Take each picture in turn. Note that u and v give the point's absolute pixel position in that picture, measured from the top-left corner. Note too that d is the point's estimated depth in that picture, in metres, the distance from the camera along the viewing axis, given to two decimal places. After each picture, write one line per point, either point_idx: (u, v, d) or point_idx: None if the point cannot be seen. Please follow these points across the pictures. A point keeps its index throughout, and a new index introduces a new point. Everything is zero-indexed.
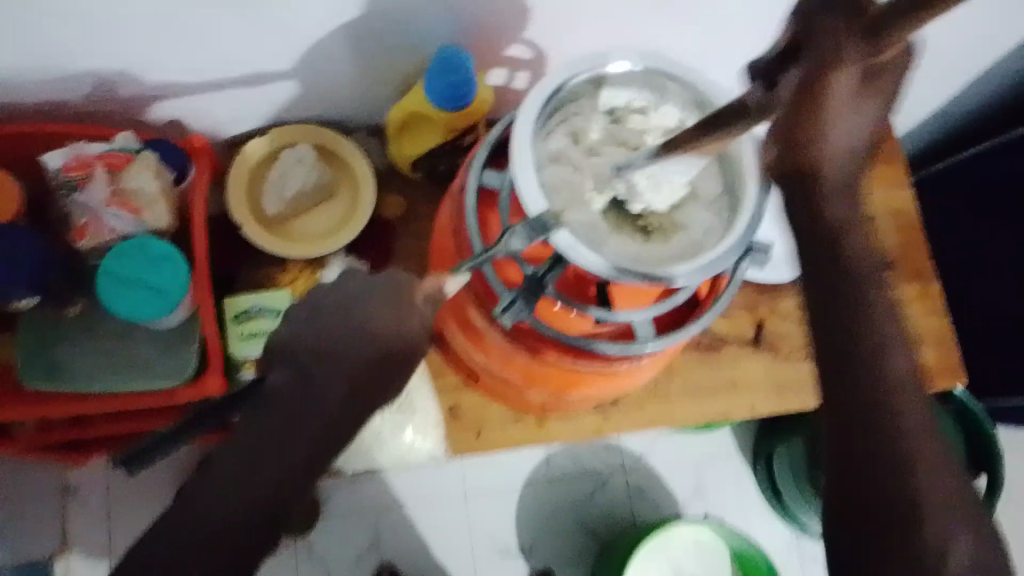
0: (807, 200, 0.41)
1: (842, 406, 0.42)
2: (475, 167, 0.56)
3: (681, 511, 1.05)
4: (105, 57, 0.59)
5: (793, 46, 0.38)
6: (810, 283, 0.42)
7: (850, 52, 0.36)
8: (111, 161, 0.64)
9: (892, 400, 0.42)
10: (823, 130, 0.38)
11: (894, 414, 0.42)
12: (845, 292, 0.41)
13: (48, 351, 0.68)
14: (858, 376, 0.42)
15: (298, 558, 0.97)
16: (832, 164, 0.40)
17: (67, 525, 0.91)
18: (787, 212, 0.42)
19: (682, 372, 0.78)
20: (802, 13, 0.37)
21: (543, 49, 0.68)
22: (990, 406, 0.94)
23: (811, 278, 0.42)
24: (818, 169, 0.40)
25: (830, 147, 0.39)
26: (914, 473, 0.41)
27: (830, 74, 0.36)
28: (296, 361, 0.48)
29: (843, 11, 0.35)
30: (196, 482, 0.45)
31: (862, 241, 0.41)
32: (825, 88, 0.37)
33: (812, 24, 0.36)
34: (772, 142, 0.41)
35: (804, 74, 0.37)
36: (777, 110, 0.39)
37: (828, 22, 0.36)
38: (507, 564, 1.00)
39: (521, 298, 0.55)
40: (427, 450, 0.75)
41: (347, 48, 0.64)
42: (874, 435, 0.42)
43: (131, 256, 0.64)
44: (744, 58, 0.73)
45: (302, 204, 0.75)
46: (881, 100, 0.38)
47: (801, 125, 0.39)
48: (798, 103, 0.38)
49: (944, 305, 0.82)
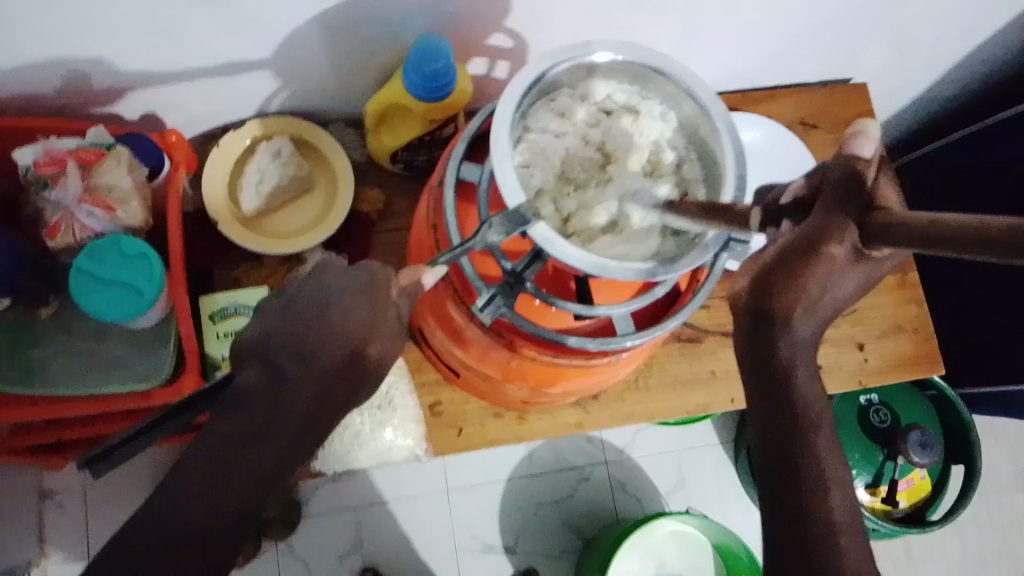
0: (770, 327, 0.44)
1: (777, 481, 0.44)
2: (454, 160, 0.56)
3: (664, 504, 1.05)
4: (76, 47, 0.58)
5: (808, 205, 0.42)
6: (756, 397, 0.46)
7: (851, 235, 0.38)
8: (83, 157, 0.63)
9: (819, 461, 0.44)
10: (806, 283, 0.41)
11: (819, 472, 0.44)
12: (786, 395, 0.45)
13: (21, 352, 0.67)
14: (790, 438, 0.45)
15: (280, 558, 0.96)
16: (805, 310, 0.43)
17: (43, 530, 0.90)
18: (744, 336, 0.45)
19: (663, 364, 0.78)
20: (836, 182, 0.40)
21: (522, 39, 0.67)
22: (966, 393, 0.95)
23: (752, 363, 0.45)
24: (793, 312, 0.43)
25: (804, 304, 0.42)
26: (834, 519, 0.43)
27: (825, 243, 0.39)
28: (269, 357, 0.46)
29: (852, 197, 0.39)
30: (168, 481, 0.44)
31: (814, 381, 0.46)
32: (816, 258, 0.40)
33: (833, 194, 0.40)
34: (755, 276, 0.44)
35: (802, 236, 0.40)
36: (771, 254, 0.43)
37: (843, 195, 0.39)
38: (490, 559, 1.00)
39: (501, 292, 0.54)
40: (408, 447, 0.74)
41: (324, 38, 0.63)
42: (797, 481, 0.44)
43: (104, 254, 0.63)
44: (722, 50, 0.73)
45: (279, 200, 0.74)
46: (865, 278, 0.42)
47: (778, 282, 0.42)
48: (788, 255, 0.41)
49: (921, 294, 0.83)
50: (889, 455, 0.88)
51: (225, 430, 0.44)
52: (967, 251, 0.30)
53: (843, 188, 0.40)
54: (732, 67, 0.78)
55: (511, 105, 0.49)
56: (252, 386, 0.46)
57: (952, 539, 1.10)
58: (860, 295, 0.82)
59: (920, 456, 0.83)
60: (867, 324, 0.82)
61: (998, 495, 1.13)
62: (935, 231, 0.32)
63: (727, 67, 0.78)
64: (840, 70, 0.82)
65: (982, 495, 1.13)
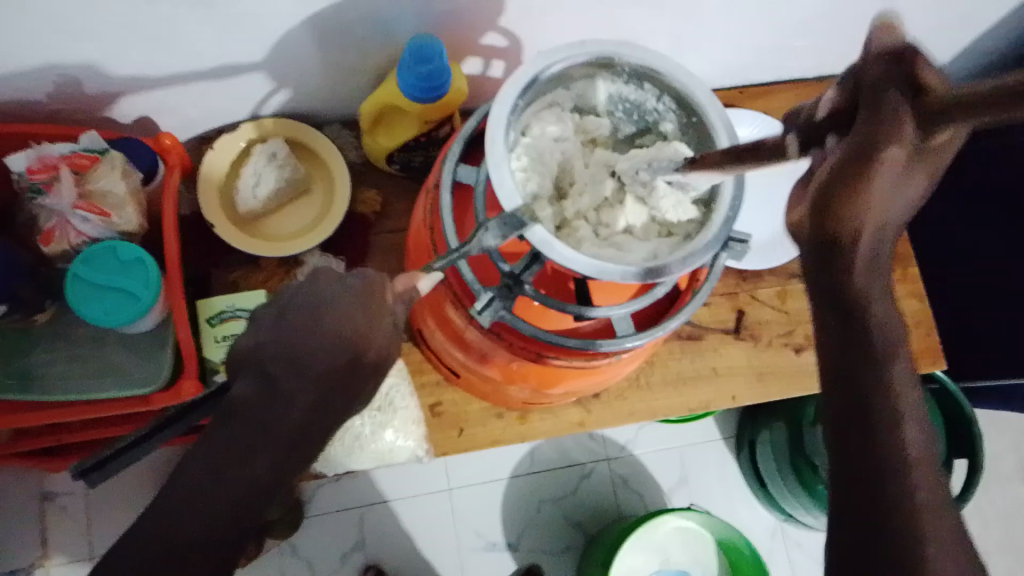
0: (834, 257, 0.38)
1: (852, 442, 0.39)
2: (449, 162, 0.55)
3: (666, 500, 1.05)
4: (66, 52, 0.58)
5: (850, 108, 0.35)
6: (827, 329, 0.40)
7: (908, 123, 0.32)
8: (76, 162, 0.62)
9: (900, 422, 0.39)
10: (865, 198, 0.35)
11: (899, 433, 0.38)
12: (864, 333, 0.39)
13: (18, 359, 0.67)
14: (862, 379, 0.39)
15: (283, 559, 0.96)
16: (873, 232, 0.37)
17: (46, 533, 0.90)
18: (807, 275, 0.40)
19: (664, 363, 0.78)
20: (868, 73, 0.34)
21: (517, 37, 0.67)
22: (969, 386, 0.95)
23: (819, 292, 0.39)
24: (852, 241, 0.37)
25: (871, 218, 0.36)
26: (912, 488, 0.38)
27: (881, 148, 0.33)
28: (263, 368, 0.46)
29: (901, 83, 0.33)
30: (165, 490, 0.44)
31: (891, 309, 0.40)
32: (871, 173, 0.34)
33: (875, 92, 0.33)
34: (805, 199, 0.38)
35: (831, 146, 0.36)
36: (818, 172, 0.37)
37: (891, 94, 0.33)
38: (494, 557, 1.00)
39: (500, 295, 0.54)
40: (409, 449, 0.74)
41: (317, 40, 0.62)
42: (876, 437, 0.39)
43: (100, 260, 0.63)
44: (719, 45, 0.73)
45: (275, 201, 0.74)
46: (928, 177, 0.36)
47: (836, 201, 0.35)
48: (840, 173, 0.34)
49: (923, 288, 0.82)
50: None
51: (221, 439, 0.44)
52: (992, 115, 0.30)
53: (881, 79, 0.33)
54: (730, 63, 0.77)
55: (507, 107, 0.49)
56: (248, 394, 0.45)
57: None
58: None
59: None
60: None
61: (1002, 486, 1.13)
62: (969, 100, 0.31)
63: (724, 63, 0.77)
64: (839, 64, 0.81)
65: (986, 487, 1.12)
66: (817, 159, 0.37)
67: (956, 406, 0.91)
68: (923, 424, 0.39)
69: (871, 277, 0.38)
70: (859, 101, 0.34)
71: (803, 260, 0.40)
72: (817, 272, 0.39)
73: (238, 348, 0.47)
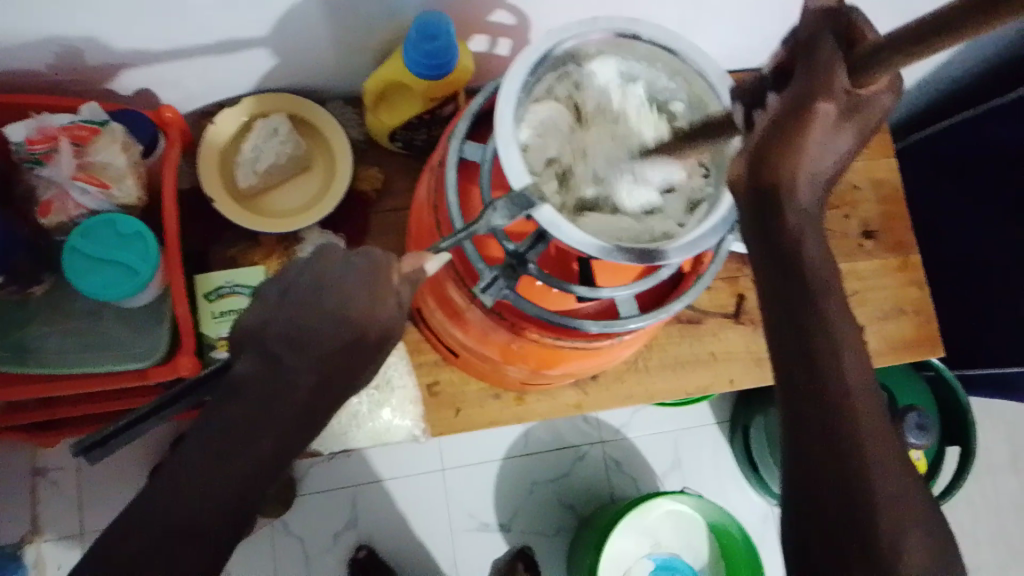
0: (773, 219, 0.42)
1: (807, 426, 0.42)
2: (456, 139, 0.55)
3: (659, 483, 1.06)
4: (68, 23, 0.57)
5: (783, 71, 0.41)
6: (770, 299, 0.43)
7: (840, 77, 0.38)
8: (75, 133, 0.61)
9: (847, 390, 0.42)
10: (799, 148, 0.40)
11: (850, 402, 0.42)
12: (812, 313, 0.42)
13: (14, 332, 0.66)
14: (814, 360, 0.42)
15: (276, 536, 0.96)
16: (804, 183, 0.41)
17: (38, 508, 0.89)
18: (744, 223, 0.44)
19: (663, 346, 0.78)
20: (805, 32, 0.39)
21: (525, 15, 0.66)
22: (961, 375, 0.95)
23: (765, 257, 0.43)
24: (789, 193, 0.41)
25: (805, 171, 0.41)
26: (871, 469, 0.41)
27: (817, 99, 0.39)
28: (265, 344, 0.46)
29: (835, 36, 0.39)
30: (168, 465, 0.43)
31: (830, 270, 0.43)
32: (811, 115, 0.39)
33: (810, 45, 0.39)
34: (744, 158, 0.42)
35: (791, 98, 0.39)
36: (756, 129, 0.42)
37: (825, 44, 0.38)
38: (487, 538, 1.00)
39: (503, 275, 0.53)
40: (406, 428, 0.74)
41: (323, 15, 0.62)
42: (841, 446, 0.41)
43: (98, 232, 0.62)
44: (727, 28, 0.72)
45: (276, 177, 0.73)
46: (859, 131, 0.41)
47: (767, 156, 0.41)
48: (779, 124, 0.40)
49: (921, 277, 0.83)
50: None
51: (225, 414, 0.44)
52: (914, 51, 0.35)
53: (819, 37, 0.39)
54: (735, 46, 0.77)
55: (517, 83, 0.49)
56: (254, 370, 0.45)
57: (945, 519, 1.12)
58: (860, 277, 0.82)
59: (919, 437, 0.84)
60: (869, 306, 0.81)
61: (991, 474, 1.14)
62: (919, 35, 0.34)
63: (730, 46, 0.77)
64: None
65: (975, 476, 1.14)
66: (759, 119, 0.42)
67: (952, 395, 0.92)
68: (873, 395, 0.43)
69: (809, 228, 0.42)
70: (798, 59, 0.39)
71: (739, 218, 0.44)
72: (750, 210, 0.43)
73: (245, 323, 0.46)
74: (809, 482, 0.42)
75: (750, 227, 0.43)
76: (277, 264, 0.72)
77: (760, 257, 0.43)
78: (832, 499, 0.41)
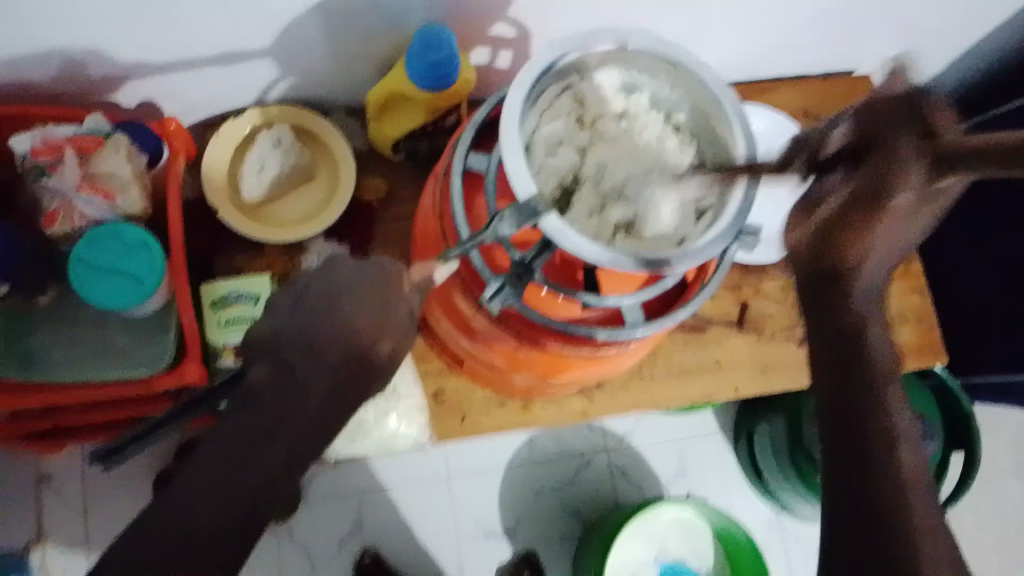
0: (835, 296, 0.45)
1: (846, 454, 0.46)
2: (460, 150, 0.55)
3: (664, 490, 1.05)
4: (72, 36, 0.57)
5: (853, 152, 0.39)
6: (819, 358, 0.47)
7: (914, 176, 0.37)
8: (81, 144, 0.62)
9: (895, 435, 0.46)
10: (869, 235, 0.42)
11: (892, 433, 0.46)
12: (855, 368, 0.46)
13: (20, 341, 0.66)
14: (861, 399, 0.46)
15: (280, 545, 0.96)
16: (861, 268, 0.44)
17: (42, 517, 0.89)
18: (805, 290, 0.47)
19: (667, 354, 0.78)
20: (879, 113, 0.38)
21: (526, 28, 0.66)
22: (967, 382, 0.95)
23: (823, 322, 0.46)
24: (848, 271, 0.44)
25: (871, 260, 0.43)
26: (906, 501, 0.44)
27: (892, 192, 0.38)
28: (279, 355, 0.46)
29: (916, 126, 0.37)
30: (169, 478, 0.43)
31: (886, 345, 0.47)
32: (887, 206, 0.39)
33: (873, 135, 0.38)
34: (806, 229, 0.44)
35: (862, 188, 0.39)
36: (823, 211, 0.42)
37: (891, 138, 0.37)
38: (492, 545, 1.00)
39: (510, 283, 0.54)
40: (411, 436, 0.74)
41: (326, 27, 0.62)
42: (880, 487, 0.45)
43: (103, 242, 0.62)
44: (729, 36, 0.72)
45: (281, 186, 0.73)
46: (936, 210, 0.42)
47: (835, 241, 0.43)
48: (850, 208, 0.40)
49: (925, 285, 0.82)
50: None
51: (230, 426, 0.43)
52: (989, 168, 0.34)
53: (899, 124, 0.37)
54: (737, 57, 0.77)
55: (521, 94, 0.49)
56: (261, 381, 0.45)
57: (951, 526, 1.11)
58: None
59: None
60: None
61: (997, 481, 1.14)
62: (969, 154, 0.35)
63: (732, 57, 0.77)
64: (846, 60, 0.81)
65: (981, 483, 1.13)
66: (824, 192, 0.42)
67: (957, 403, 0.91)
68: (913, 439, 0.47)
69: (869, 302, 0.46)
70: (867, 149, 0.39)
71: (796, 278, 0.47)
72: (816, 293, 0.46)
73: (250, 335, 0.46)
74: (846, 506, 0.45)
75: (812, 314, 0.47)
76: (282, 271, 0.72)
77: (815, 333, 0.47)
78: (870, 518, 0.44)
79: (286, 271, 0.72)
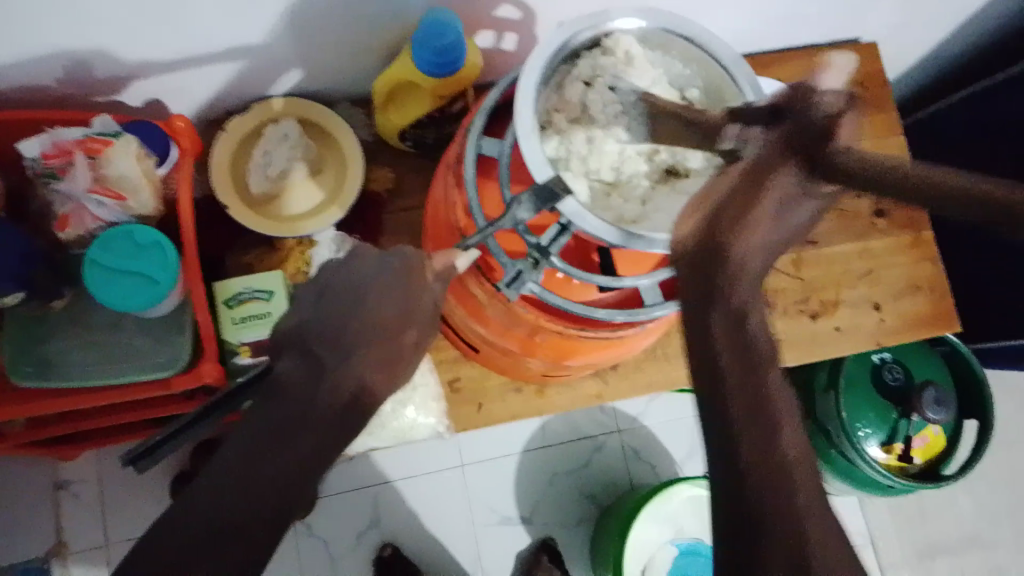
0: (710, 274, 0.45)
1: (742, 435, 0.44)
2: (473, 135, 0.55)
3: (677, 470, 1.06)
4: (77, 37, 0.57)
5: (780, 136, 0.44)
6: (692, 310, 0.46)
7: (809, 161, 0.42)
8: (91, 146, 0.61)
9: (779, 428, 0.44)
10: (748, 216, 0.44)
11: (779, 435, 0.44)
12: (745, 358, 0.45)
13: (36, 346, 0.66)
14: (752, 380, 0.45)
15: (299, 539, 0.96)
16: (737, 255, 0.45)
17: (61, 522, 0.89)
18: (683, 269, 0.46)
19: (681, 334, 0.78)
20: (795, 100, 0.44)
21: (531, 10, 0.66)
22: (977, 349, 0.96)
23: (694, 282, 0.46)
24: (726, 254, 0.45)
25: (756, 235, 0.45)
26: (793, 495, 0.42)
27: (780, 168, 0.43)
28: (306, 348, 0.46)
29: (813, 131, 0.43)
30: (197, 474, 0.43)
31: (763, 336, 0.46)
32: (770, 183, 0.43)
33: (806, 109, 0.43)
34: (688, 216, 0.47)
35: (755, 166, 0.44)
36: (738, 170, 0.45)
37: (817, 107, 0.43)
38: (509, 531, 1.01)
39: (527, 269, 0.54)
40: (429, 425, 0.75)
41: (330, 18, 0.61)
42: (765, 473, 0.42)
43: (118, 245, 0.62)
44: (733, 10, 0.72)
45: (288, 181, 0.73)
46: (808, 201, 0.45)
47: (729, 225, 0.45)
48: (743, 180, 0.44)
49: (935, 254, 0.83)
50: (902, 413, 0.89)
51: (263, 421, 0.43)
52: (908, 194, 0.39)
53: (803, 123, 0.43)
54: (740, 30, 0.76)
55: (536, 73, 0.49)
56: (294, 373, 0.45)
57: (963, 493, 1.13)
58: (875, 256, 0.82)
59: (933, 413, 0.85)
60: (884, 285, 0.81)
61: (1006, 446, 1.15)
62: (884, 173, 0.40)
63: (734, 31, 0.77)
64: (848, 29, 0.81)
65: (992, 449, 1.15)
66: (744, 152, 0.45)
67: (968, 370, 0.92)
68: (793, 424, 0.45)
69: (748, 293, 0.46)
70: (788, 109, 0.44)
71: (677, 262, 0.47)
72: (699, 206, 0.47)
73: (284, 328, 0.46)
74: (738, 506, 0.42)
75: (695, 285, 0.46)
76: (296, 266, 0.72)
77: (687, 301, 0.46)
78: (756, 490, 0.42)
79: (299, 267, 0.72)
